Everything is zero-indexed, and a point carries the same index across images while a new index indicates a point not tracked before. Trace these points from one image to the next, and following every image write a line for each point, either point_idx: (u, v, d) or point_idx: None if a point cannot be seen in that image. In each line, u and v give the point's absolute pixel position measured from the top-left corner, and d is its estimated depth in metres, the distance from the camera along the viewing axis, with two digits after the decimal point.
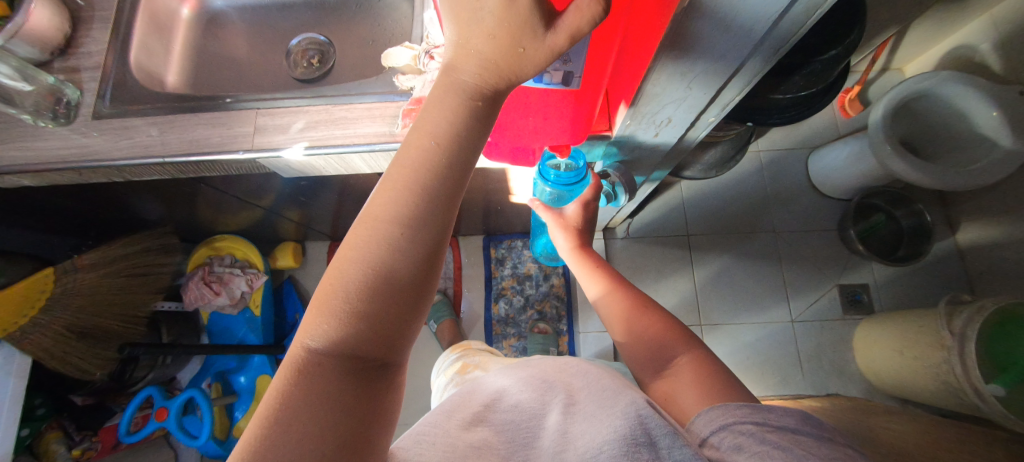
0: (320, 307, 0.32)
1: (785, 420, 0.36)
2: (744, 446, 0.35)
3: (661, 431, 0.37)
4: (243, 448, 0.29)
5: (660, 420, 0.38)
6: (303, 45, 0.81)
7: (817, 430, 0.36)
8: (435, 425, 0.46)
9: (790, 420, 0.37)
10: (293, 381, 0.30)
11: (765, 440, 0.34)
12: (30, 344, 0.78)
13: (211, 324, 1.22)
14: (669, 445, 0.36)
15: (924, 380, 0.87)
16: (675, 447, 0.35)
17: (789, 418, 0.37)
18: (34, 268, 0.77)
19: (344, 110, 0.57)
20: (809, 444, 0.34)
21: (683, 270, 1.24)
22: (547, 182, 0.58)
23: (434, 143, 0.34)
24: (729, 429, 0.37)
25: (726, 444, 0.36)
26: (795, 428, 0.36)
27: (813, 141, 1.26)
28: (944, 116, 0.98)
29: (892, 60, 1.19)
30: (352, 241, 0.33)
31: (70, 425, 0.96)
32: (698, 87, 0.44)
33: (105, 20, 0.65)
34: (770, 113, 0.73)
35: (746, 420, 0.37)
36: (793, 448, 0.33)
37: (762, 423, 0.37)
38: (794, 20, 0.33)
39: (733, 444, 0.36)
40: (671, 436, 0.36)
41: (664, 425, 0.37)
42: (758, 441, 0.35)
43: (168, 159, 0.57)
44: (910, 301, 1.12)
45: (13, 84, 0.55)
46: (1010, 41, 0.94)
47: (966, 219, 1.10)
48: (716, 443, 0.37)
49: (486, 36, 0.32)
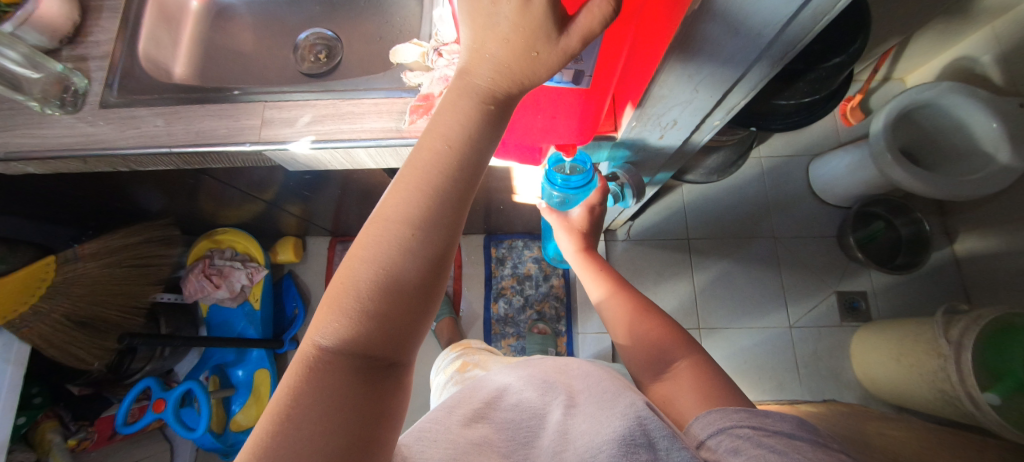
0: (330, 306, 0.32)
1: (781, 425, 0.36)
2: (741, 449, 0.35)
3: (660, 433, 0.36)
4: (252, 446, 0.29)
5: (660, 423, 0.37)
6: (311, 40, 0.81)
7: (813, 435, 0.36)
8: (436, 422, 0.46)
9: (785, 424, 0.37)
10: (303, 378, 0.30)
11: (761, 443, 0.35)
12: (31, 332, 0.78)
13: (210, 317, 1.22)
14: (667, 447, 0.35)
15: (918, 387, 0.88)
16: (673, 448, 0.35)
17: (784, 423, 0.37)
18: (33, 256, 0.77)
19: (351, 105, 0.57)
20: (805, 448, 0.34)
21: (683, 273, 1.24)
22: (555, 187, 0.59)
23: (446, 145, 0.34)
24: (727, 432, 0.37)
25: (722, 447, 0.36)
26: (791, 433, 0.36)
27: (815, 148, 1.27)
28: (945, 127, 0.99)
29: (893, 70, 1.21)
30: (364, 239, 0.33)
31: (67, 415, 0.95)
32: (704, 90, 0.44)
33: (113, 9, 0.66)
34: (772, 119, 0.73)
35: (743, 424, 0.37)
36: (788, 452, 0.33)
37: (758, 427, 0.37)
38: (802, 25, 0.34)
39: (731, 447, 0.36)
40: (669, 438, 0.36)
41: (663, 427, 0.37)
42: (755, 445, 0.35)
43: (175, 150, 0.57)
44: (906, 309, 1.12)
45: (21, 71, 0.55)
46: (1014, 54, 0.95)
47: (964, 229, 1.11)
48: (713, 445, 0.37)
49: (501, 40, 0.33)
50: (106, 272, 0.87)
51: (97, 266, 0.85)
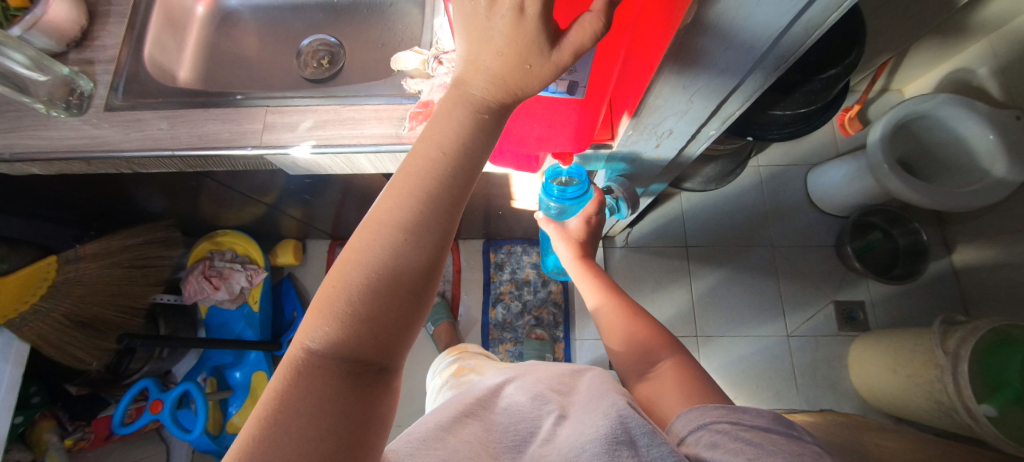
0: (321, 309, 0.32)
1: (757, 419, 0.36)
2: (720, 443, 0.35)
3: (640, 430, 0.36)
4: (239, 448, 0.29)
5: (641, 420, 0.38)
6: (314, 46, 0.82)
7: (789, 429, 0.36)
8: (426, 425, 0.47)
9: (762, 419, 0.36)
10: (292, 381, 0.31)
11: (739, 437, 0.35)
12: (30, 331, 0.79)
13: (209, 318, 1.23)
14: (647, 443, 0.35)
15: (915, 398, 0.88)
16: (653, 445, 0.35)
17: (761, 417, 0.37)
18: (36, 255, 0.77)
19: (352, 111, 0.58)
20: (781, 441, 0.34)
21: (681, 281, 1.24)
22: (552, 198, 0.60)
23: (440, 152, 0.35)
24: (707, 428, 0.38)
25: (702, 442, 0.36)
26: (766, 427, 0.36)
27: (813, 158, 1.27)
28: (942, 138, 0.99)
29: (892, 81, 1.22)
30: (357, 244, 0.34)
31: (64, 415, 0.97)
32: (699, 100, 0.45)
33: (121, 14, 0.67)
34: (770, 128, 0.74)
35: (722, 420, 0.37)
36: (766, 445, 0.33)
37: (737, 422, 0.37)
38: (794, 38, 0.35)
39: (710, 442, 0.36)
40: (649, 435, 0.36)
41: (643, 424, 0.37)
42: (732, 438, 0.35)
43: (178, 153, 0.58)
44: (904, 319, 1.12)
45: (28, 74, 0.56)
46: (1011, 66, 0.96)
47: (962, 240, 1.12)
48: (693, 441, 0.38)
49: (495, 53, 0.33)
50: (106, 273, 0.88)
51: (98, 266, 0.86)
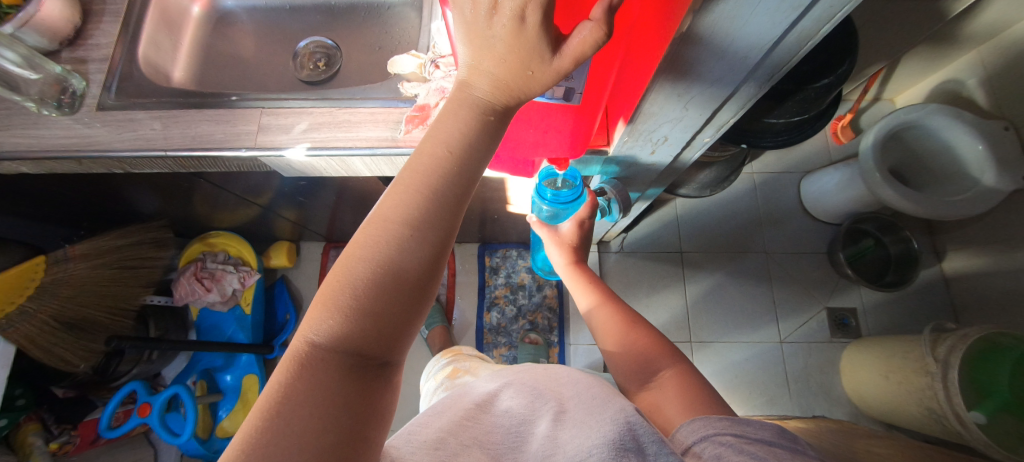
0: (325, 303, 0.32)
1: (762, 432, 0.36)
2: (724, 456, 0.35)
3: (649, 438, 0.37)
4: (238, 443, 0.28)
5: (648, 429, 0.38)
6: (310, 48, 0.82)
7: (792, 443, 0.36)
8: (425, 427, 0.47)
9: (766, 432, 0.37)
10: (294, 374, 0.30)
11: (743, 450, 0.34)
12: (15, 332, 0.76)
13: (199, 320, 1.21)
14: (656, 451, 0.36)
15: (907, 405, 0.88)
16: (662, 453, 0.36)
17: (765, 431, 0.37)
18: (23, 255, 0.76)
19: (348, 114, 0.57)
20: (784, 455, 0.34)
21: (675, 286, 1.25)
22: (545, 201, 0.59)
23: (446, 151, 0.35)
24: (711, 440, 0.37)
25: (707, 453, 0.36)
26: (771, 440, 0.36)
27: (805, 166, 1.29)
28: (932, 149, 1.00)
29: (883, 91, 1.23)
30: (361, 239, 0.34)
31: (49, 418, 0.95)
32: (694, 108, 0.45)
33: (115, 13, 0.66)
34: (764, 136, 0.75)
35: (726, 432, 0.37)
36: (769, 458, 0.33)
37: (741, 435, 0.36)
38: (788, 48, 0.35)
39: (714, 454, 0.35)
40: (658, 444, 0.36)
41: (652, 433, 0.38)
42: (737, 451, 0.34)
43: (170, 153, 0.57)
44: (896, 326, 1.13)
45: (19, 72, 0.55)
46: (1000, 78, 0.98)
47: (952, 248, 1.13)
48: (698, 452, 0.37)
49: (498, 59, 0.33)
50: (95, 273, 0.86)
51: (88, 267, 0.84)
